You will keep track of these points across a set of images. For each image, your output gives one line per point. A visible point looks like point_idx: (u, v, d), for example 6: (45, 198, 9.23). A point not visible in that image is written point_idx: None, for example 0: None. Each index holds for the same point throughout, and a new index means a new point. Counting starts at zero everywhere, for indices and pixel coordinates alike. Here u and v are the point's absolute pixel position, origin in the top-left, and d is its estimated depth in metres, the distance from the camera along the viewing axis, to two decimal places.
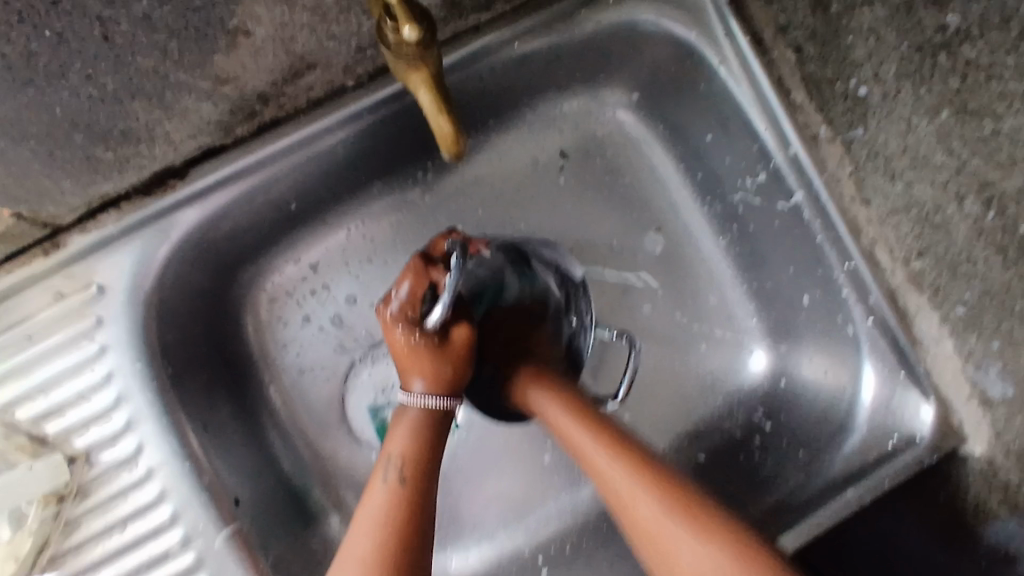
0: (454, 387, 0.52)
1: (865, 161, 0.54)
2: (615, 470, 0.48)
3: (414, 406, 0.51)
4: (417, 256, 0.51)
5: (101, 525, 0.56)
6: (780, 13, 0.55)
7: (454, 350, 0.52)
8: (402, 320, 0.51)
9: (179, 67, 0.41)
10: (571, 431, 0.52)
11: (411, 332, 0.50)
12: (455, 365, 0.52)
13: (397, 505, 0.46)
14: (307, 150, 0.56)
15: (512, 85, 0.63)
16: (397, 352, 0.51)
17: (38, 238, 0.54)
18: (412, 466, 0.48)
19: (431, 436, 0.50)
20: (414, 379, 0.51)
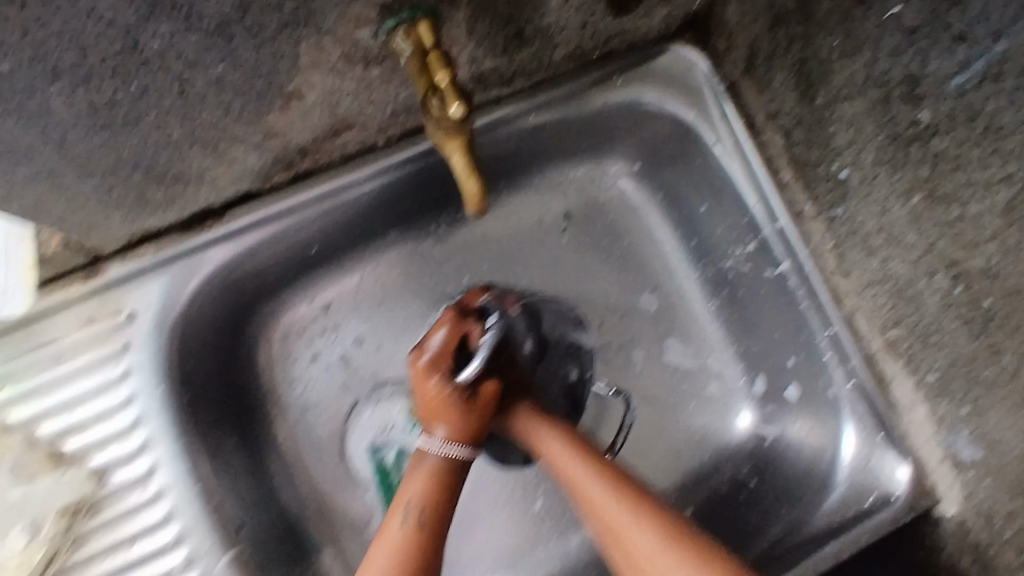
0: (473, 439, 0.55)
1: (846, 235, 0.60)
2: (598, 489, 0.51)
3: (432, 451, 0.54)
4: (450, 311, 0.59)
5: (108, 542, 0.57)
6: (771, 100, 0.61)
7: (480, 401, 0.54)
8: (435, 368, 0.55)
9: (236, 121, 0.46)
10: (571, 466, 0.54)
11: (441, 379, 0.54)
12: (478, 419, 0.54)
13: (413, 544, 0.49)
14: (335, 199, 0.61)
15: (525, 150, 0.68)
16: (425, 399, 0.55)
17: (80, 264, 0.58)
18: (430, 506, 0.51)
19: (447, 481, 0.53)
20: (437, 426, 0.54)
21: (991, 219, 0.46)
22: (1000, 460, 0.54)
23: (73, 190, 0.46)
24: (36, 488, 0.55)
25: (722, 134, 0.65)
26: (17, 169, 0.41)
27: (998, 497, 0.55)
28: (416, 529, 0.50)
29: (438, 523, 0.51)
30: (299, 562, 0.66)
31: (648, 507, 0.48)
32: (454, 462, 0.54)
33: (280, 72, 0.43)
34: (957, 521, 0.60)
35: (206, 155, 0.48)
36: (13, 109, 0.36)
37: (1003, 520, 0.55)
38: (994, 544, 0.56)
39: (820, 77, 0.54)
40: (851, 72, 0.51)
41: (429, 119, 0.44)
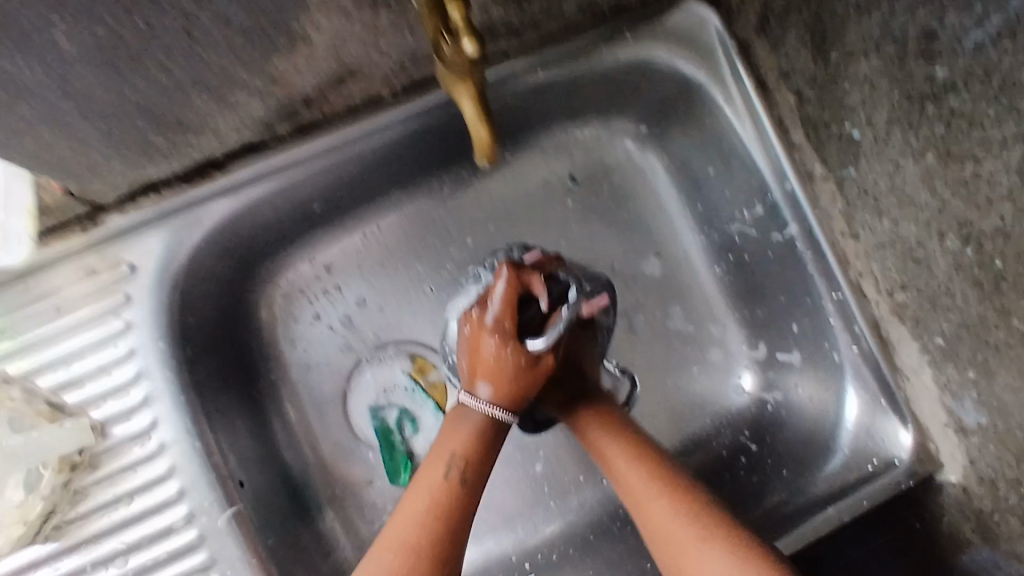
0: (518, 402, 0.54)
1: (857, 197, 0.59)
2: (665, 507, 0.50)
3: (474, 408, 0.53)
4: (518, 266, 0.55)
5: (109, 496, 0.57)
6: (785, 59, 0.60)
7: (537, 370, 0.53)
8: (499, 326, 0.53)
9: (241, 63, 0.45)
10: (618, 463, 0.55)
11: (502, 341, 0.53)
12: (529, 386, 0.53)
13: (448, 497, 0.50)
14: (339, 154, 0.60)
15: (532, 109, 0.67)
16: (481, 356, 0.53)
17: (80, 214, 0.56)
18: (471, 464, 0.52)
19: (486, 438, 0.53)
20: (487, 385, 0.53)
21: (1005, 176, 0.45)
22: (1004, 423, 0.54)
23: (75, 134, 0.45)
24: (37, 436, 0.54)
25: (733, 95, 0.64)
26: (19, 109, 0.40)
27: (1000, 462, 0.55)
28: (456, 485, 0.51)
29: (474, 482, 0.52)
30: (300, 519, 0.67)
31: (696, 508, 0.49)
32: (493, 425, 0.54)
33: (286, 12, 0.42)
34: (958, 487, 0.60)
35: (210, 99, 0.47)
36: (16, 40, 0.35)
37: (1005, 484, 0.55)
38: (994, 511, 0.56)
39: (835, 33, 0.53)
40: (868, 28, 0.50)
41: (440, 62, 0.43)
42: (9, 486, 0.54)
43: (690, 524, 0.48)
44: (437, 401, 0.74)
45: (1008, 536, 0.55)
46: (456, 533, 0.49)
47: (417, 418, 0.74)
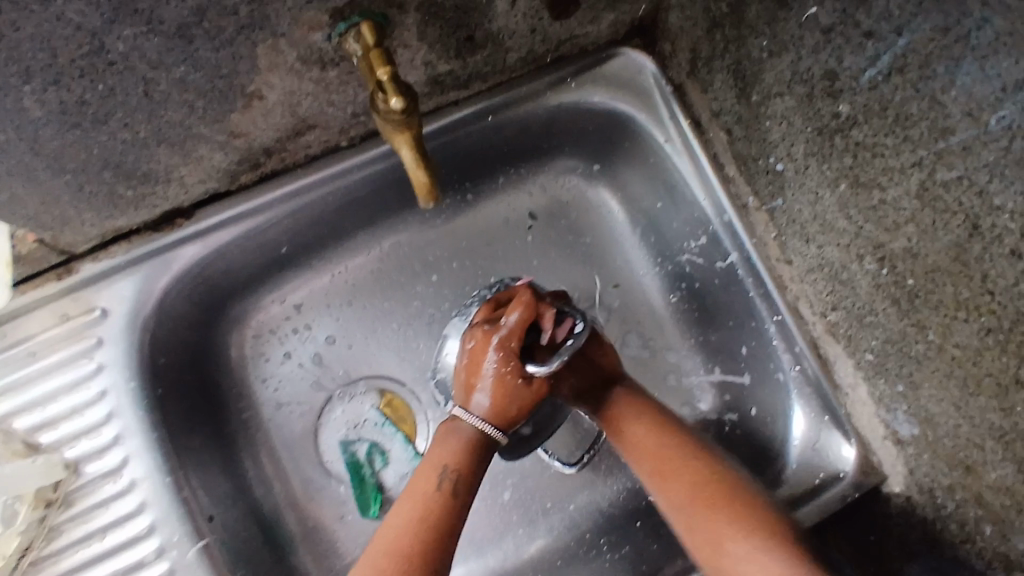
0: (507, 421, 0.58)
1: (786, 226, 0.63)
2: (658, 462, 0.60)
3: (469, 422, 0.57)
4: (531, 294, 0.59)
5: (82, 533, 0.59)
6: (713, 100, 0.64)
7: (532, 392, 0.58)
8: (504, 346, 0.58)
9: (201, 119, 0.49)
10: (619, 412, 0.63)
11: (505, 360, 0.57)
12: (521, 407, 0.58)
13: (440, 508, 0.54)
14: (301, 198, 0.63)
15: (486, 151, 0.72)
16: (483, 373, 0.57)
17: (53, 263, 0.60)
18: (463, 476, 0.55)
19: (478, 450, 0.57)
20: (483, 400, 0.57)
21: (907, 201, 0.49)
22: (935, 433, 0.57)
23: (47, 188, 0.48)
24: (2, 471, 0.55)
25: (671, 134, 0.69)
26: None
27: (937, 470, 0.58)
28: (447, 496, 0.55)
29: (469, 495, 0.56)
30: (272, 552, 0.69)
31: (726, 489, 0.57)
32: (483, 441, 0.57)
33: (239, 73, 0.46)
34: (902, 496, 0.63)
35: (173, 153, 0.51)
36: None
37: (945, 492, 0.58)
38: (937, 518, 0.59)
39: (753, 76, 0.58)
40: (779, 70, 0.54)
41: (377, 116, 0.46)
42: None
43: (682, 491, 0.57)
44: (406, 435, 0.77)
45: (951, 542, 0.59)
46: (445, 540, 0.53)
47: (386, 452, 0.76)
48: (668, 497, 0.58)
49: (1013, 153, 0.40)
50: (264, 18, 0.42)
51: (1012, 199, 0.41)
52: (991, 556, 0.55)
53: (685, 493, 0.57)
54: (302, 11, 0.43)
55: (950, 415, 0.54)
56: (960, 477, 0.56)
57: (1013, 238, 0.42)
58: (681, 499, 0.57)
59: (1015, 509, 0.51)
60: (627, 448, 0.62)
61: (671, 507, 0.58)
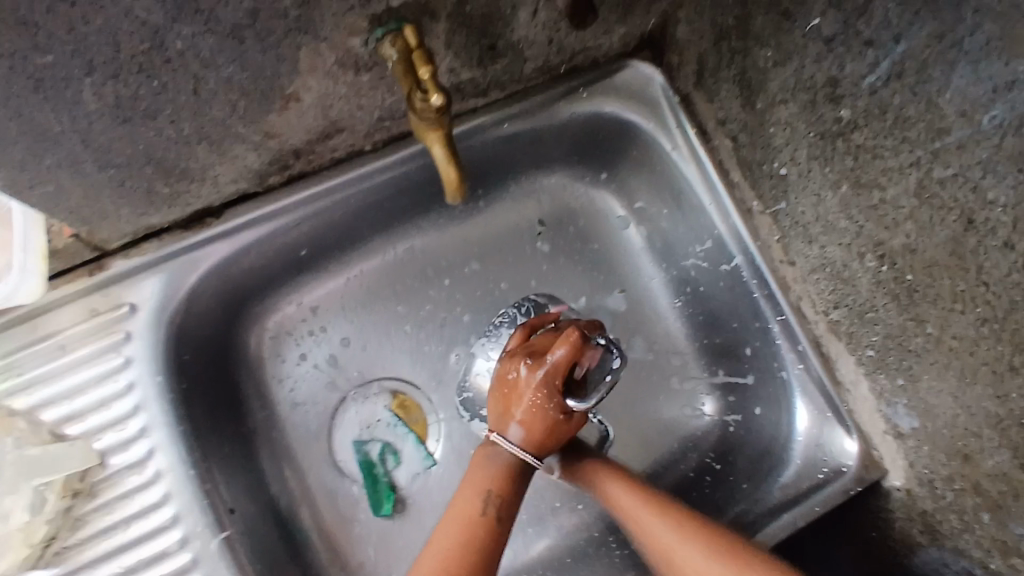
0: (541, 450, 0.61)
1: (789, 227, 0.66)
2: (672, 536, 0.57)
3: (506, 449, 0.60)
4: (579, 333, 0.59)
5: (106, 523, 0.60)
6: (720, 109, 0.67)
7: (568, 426, 0.60)
8: (547, 383, 0.59)
9: (241, 119, 0.51)
10: (614, 493, 0.63)
11: (548, 398, 0.59)
12: (554, 439, 0.60)
13: (489, 530, 0.56)
14: (325, 199, 0.66)
15: (500, 158, 0.75)
16: (524, 405, 0.59)
17: (87, 258, 0.61)
18: (504, 500, 0.58)
19: (517, 474, 0.59)
20: (520, 431, 0.59)
21: (906, 200, 0.52)
22: (935, 424, 0.60)
23: (92, 182, 0.50)
24: (47, 451, 0.57)
25: (679, 143, 0.72)
26: (47, 157, 0.45)
27: (936, 461, 0.61)
28: (493, 520, 0.56)
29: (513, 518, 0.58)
30: (289, 547, 0.70)
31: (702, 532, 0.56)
32: (520, 466, 0.60)
33: (282, 74, 0.49)
34: (904, 490, 0.66)
35: (210, 152, 0.53)
36: (54, 97, 0.41)
37: (945, 484, 0.61)
38: (938, 509, 0.62)
39: (758, 85, 0.61)
40: (784, 78, 0.58)
41: (412, 113, 0.49)
42: (17, 509, 0.56)
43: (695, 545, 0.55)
44: (418, 435, 0.78)
45: (952, 533, 0.61)
46: (495, 559, 0.55)
47: (398, 451, 0.78)
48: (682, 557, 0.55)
49: (1004, 150, 0.43)
50: (309, 22, 0.45)
51: (1004, 193, 0.44)
52: (989, 545, 0.57)
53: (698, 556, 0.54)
54: (344, 16, 0.46)
55: (949, 406, 0.57)
56: (959, 467, 0.58)
57: (1005, 231, 0.45)
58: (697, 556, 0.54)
59: (1013, 496, 0.53)
60: (620, 510, 0.62)
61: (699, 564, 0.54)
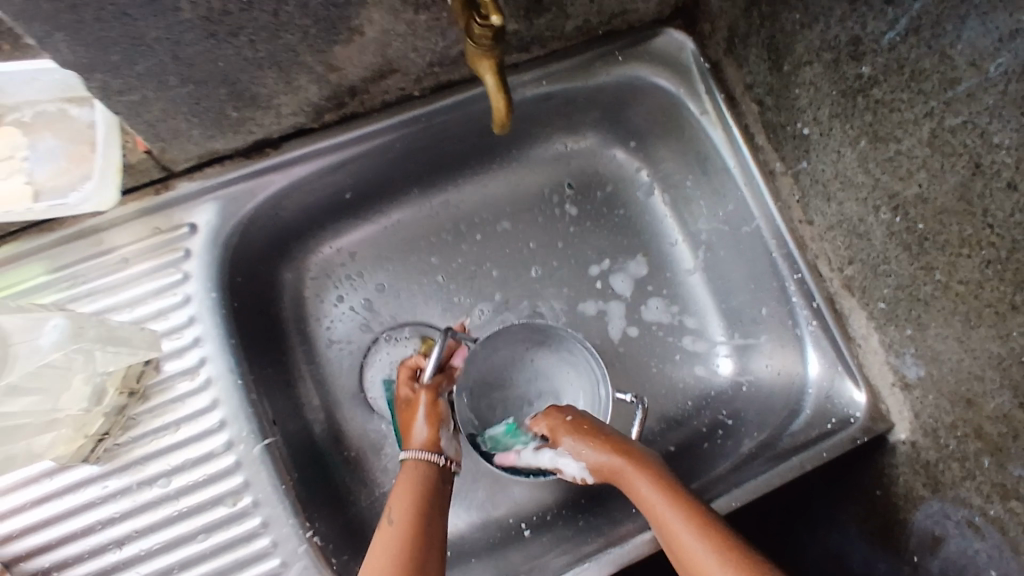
0: (435, 445, 0.68)
1: (809, 187, 0.70)
2: (653, 493, 0.62)
3: (411, 458, 0.67)
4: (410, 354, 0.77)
5: (157, 425, 0.64)
6: (747, 74, 0.71)
7: (430, 410, 0.70)
8: (400, 392, 0.74)
9: (309, 47, 0.56)
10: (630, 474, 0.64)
11: (408, 396, 0.73)
12: (434, 426, 0.70)
13: (395, 537, 0.59)
14: (374, 140, 0.70)
15: (536, 115, 0.79)
16: (404, 415, 0.71)
17: (155, 179, 0.66)
18: (403, 507, 0.62)
19: (421, 488, 0.64)
20: (414, 435, 0.69)
21: (919, 149, 0.56)
22: (940, 371, 0.63)
23: (170, 96, 0.55)
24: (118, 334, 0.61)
25: (707, 108, 0.76)
26: (137, 63, 0.50)
27: (940, 409, 0.65)
28: (395, 528, 0.60)
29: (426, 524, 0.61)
30: (320, 468, 0.74)
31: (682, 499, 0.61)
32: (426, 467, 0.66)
33: (350, 4, 0.53)
34: (908, 443, 0.69)
35: (278, 79, 0.58)
36: (152, 2, 0.46)
37: (948, 432, 0.64)
38: (941, 458, 0.66)
39: (786, 48, 0.65)
40: (810, 40, 0.62)
41: (469, 40, 0.52)
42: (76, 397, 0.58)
43: (680, 513, 0.60)
44: None
45: (953, 482, 0.65)
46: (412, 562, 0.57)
47: None
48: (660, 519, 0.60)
49: (1009, 94, 0.47)
50: None
51: (1008, 136, 0.48)
52: (989, 490, 0.61)
53: (672, 513, 0.60)
54: None
55: (954, 351, 0.60)
56: (962, 412, 0.62)
57: (1010, 171, 0.49)
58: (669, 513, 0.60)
59: (1011, 436, 0.57)
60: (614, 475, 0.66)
61: (675, 525, 0.59)
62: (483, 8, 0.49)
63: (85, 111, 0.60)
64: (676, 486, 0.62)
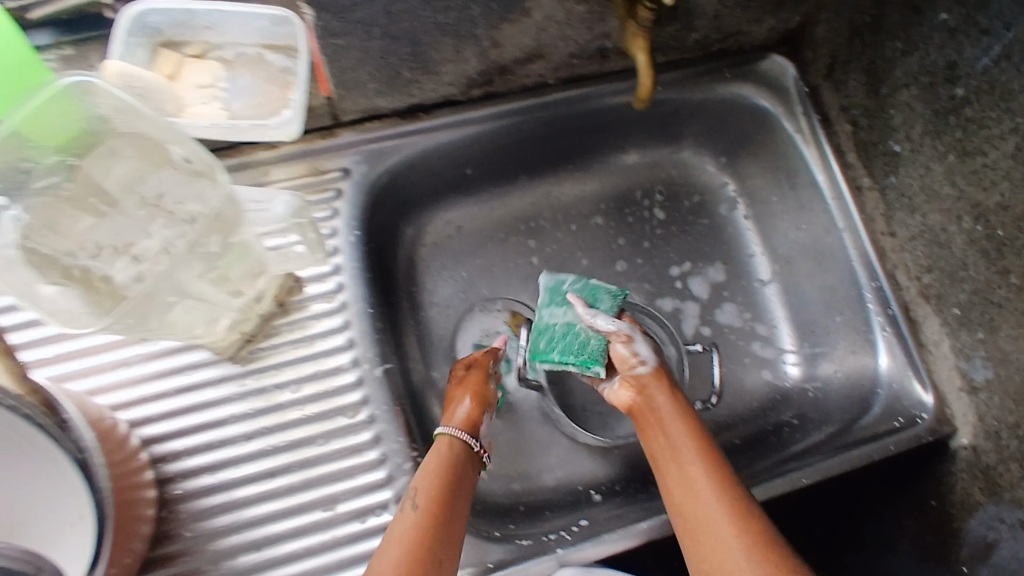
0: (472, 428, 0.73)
1: (895, 201, 0.79)
2: (688, 443, 0.68)
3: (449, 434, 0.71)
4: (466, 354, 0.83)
5: (297, 336, 0.73)
6: (844, 97, 0.82)
7: (478, 394, 0.76)
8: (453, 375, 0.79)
9: (486, 20, 0.66)
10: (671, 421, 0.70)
11: (459, 376, 0.78)
12: (476, 410, 0.75)
13: (416, 525, 0.60)
14: (510, 118, 0.80)
15: (645, 118, 0.88)
16: (452, 394, 0.77)
17: (322, 126, 0.76)
18: (428, 490, 0.63)
19: (448, 475, 0.66)
20: (458, 411, 0.74)
21: (1003, 161, 0.65)
22: (1007, 371, 0.70)
23: (367, 47, 0.64)
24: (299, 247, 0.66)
25: (802, 126, 0.85)
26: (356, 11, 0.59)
27: (1003, 410, 0.71)
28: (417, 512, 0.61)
29: (447, 512, 0.62)
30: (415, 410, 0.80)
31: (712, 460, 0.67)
32: (456, 453, 0.69)
33: None
34: (969, 447, 0.74)
35: (451, 46, 0.68)
36: None
37: (1010, 432, 0.70)
38: (999, 460, 0.71)
39: (885, 73, 0.76)
40: (909, 65, 0.72)
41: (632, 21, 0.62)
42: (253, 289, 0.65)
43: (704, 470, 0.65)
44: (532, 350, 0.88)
45: (1010, 484, 0.69)
46: (432, 543, 0.59)
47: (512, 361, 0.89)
48: (686, 469, 0.66)
49: None
50: None
51: None
52: None
53: (699, 470, 0.65)
54: None
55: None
56: None
57: None
58: (694, 465, 0.66)
59: None
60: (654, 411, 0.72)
61: (695, 477, 0.65)
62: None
63: (280, 57, 0.69)
64: (712, 447, 0.68)
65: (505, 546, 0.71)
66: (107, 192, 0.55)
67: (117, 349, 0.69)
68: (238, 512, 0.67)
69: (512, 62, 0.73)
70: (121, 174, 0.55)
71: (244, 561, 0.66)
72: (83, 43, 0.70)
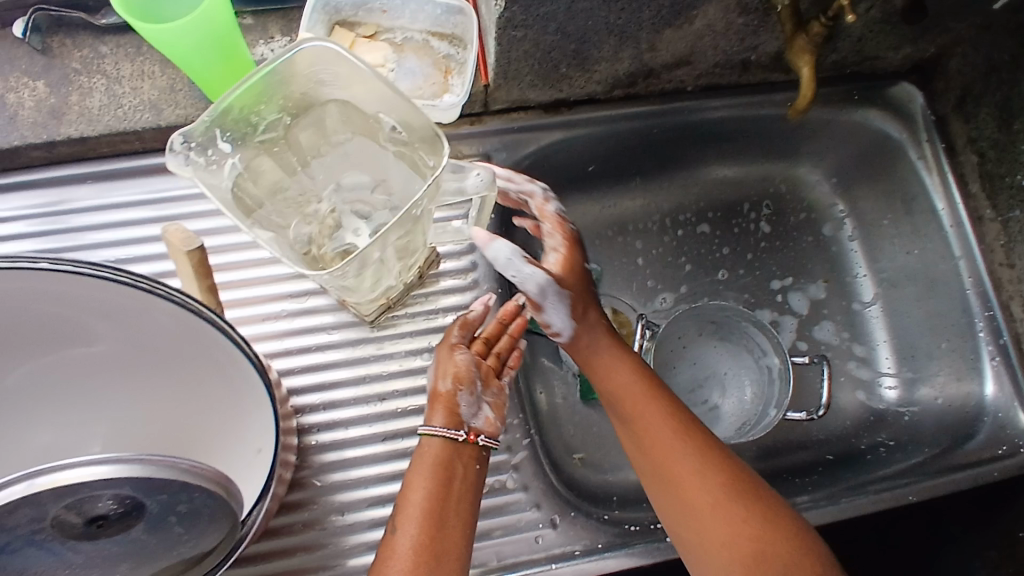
0: (454, 418, 0.67)
1: (1015, 235, 0.83)
2: (664, 423, 0.67)
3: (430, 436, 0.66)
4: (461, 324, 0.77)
5: (432, 308, 0.77)
6: (973, 130, 0.84)
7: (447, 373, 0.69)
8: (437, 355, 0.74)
9: (651, 25, 0.69)
10: (638, 394, 0.69)
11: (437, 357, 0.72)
12: (448, 396, 0.68)
13: (409, 546, 0.58)
14: (646, 120, 0.83)
15: (768, 133, 0.91)
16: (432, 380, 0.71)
17: (470, 112, 0.80)
18: (415, 506, 0.61)
19: (436, 484, 0.63)
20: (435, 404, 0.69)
21: None
22: None
23: (537, 40, 0.67)
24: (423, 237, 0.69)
25: (925, 153, 0.87)
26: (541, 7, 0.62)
27: None
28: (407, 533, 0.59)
29: (434, 531, 0.59)
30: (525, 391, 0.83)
31: (694, 438, 0.66)
32: (444, 456, 0.65)
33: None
34: None
35: (612, 47, 0.71)
36: None
37: None
38: None
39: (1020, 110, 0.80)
40: None
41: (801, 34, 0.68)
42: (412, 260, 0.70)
43: (689, 449, 0.65)
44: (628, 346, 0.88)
45: None
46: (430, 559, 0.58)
47: None
48: (670, 452, 0.65)
49: None
50: None
51: None
52: None
53: (685, 451, 0.65)
54: None
55: None
56: None
57: None
58: (677, 446, 0.65)
59: None
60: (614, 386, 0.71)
61: (682, 456, 0.65)
62: (830, 10, 0.66)
63: (444, 45, 0.74)
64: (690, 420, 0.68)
65: (615, 529, 0.74)
66: (303, 152, 0.65)
67: (264, 303, 0.74)
68: (368, 467, 0.71)
69: (661, 67, 0.77)
70: (317, 132, 0.65)
71: (370, 513, 0.69)
72: (261, 13, 0.75)
